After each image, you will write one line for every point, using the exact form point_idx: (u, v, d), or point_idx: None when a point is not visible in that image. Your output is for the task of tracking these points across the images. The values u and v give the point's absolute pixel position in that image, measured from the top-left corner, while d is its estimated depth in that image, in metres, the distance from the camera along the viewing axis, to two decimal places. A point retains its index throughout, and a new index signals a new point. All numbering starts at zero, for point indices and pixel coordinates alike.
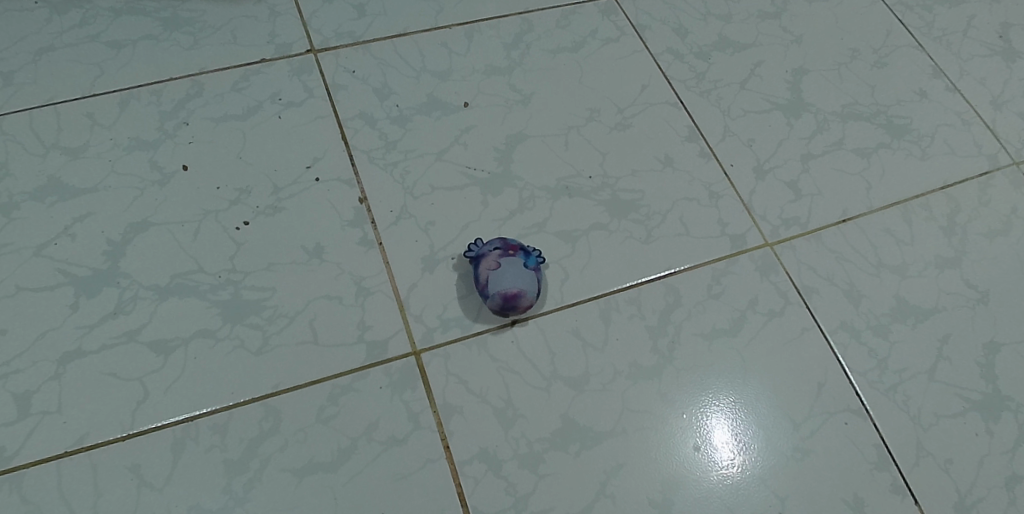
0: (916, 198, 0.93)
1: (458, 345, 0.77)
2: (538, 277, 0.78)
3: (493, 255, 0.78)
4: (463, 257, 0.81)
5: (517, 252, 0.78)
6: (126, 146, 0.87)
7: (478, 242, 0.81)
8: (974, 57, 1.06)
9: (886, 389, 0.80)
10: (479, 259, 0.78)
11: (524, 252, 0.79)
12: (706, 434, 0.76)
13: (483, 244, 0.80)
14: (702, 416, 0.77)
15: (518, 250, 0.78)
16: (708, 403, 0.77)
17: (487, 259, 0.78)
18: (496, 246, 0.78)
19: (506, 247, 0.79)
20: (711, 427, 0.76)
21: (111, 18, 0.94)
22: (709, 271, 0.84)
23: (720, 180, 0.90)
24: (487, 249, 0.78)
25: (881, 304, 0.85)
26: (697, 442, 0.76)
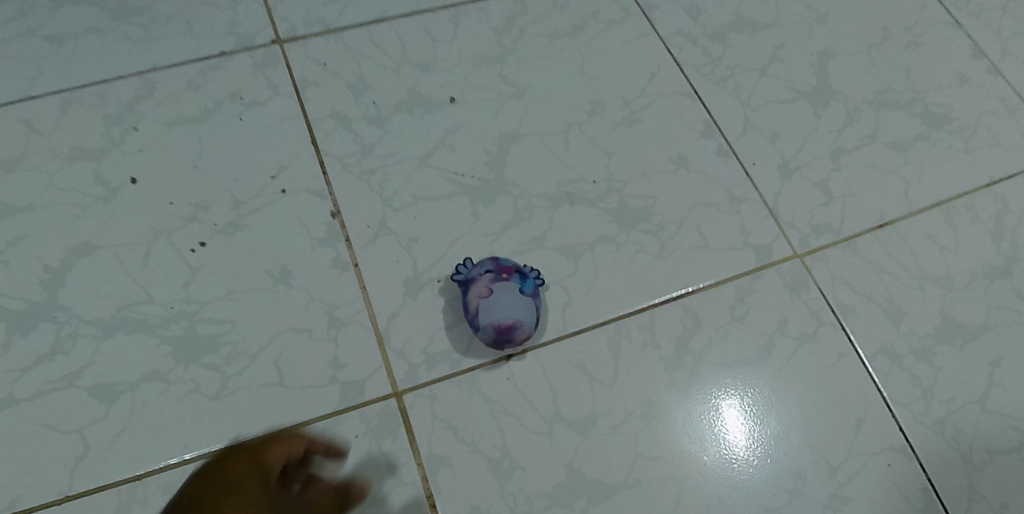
0: (960, 197, 0.82)
1: (445, 384, 0.68)
2: (536, 304, 0.68)
3: (485, 279, 0.68)
4: (450, 281, 0.71)
5: (512, 275, 0.68)
6: (66, 157, 0.76)
7: (467, 263, 0.71)
8: (1018, 34, 0.94)
9: (933, 423, 0.71)
10: (468, 285, 0.68)
11: (520, 275, 0.69)
12: (716, 467, 0.67)
13: (473, 266, 0.70)
14: (712, 447, 0.68)
15: (513, 273, 0.68)
16: (718, 432, 0.68)
17: (477, 284, 0.68)
18: (488, 270, 0.69)
19: (499, 270, 0.69)
20: (722, 458, 0.67)
21: (49, 7, 0.83)
22: (731, 289, 0.74)
23: (741, 182, 0.80)
24: (478, 273, 0.69)
25: (926, 322, 0.75)
26: (706, 476, 0.67)
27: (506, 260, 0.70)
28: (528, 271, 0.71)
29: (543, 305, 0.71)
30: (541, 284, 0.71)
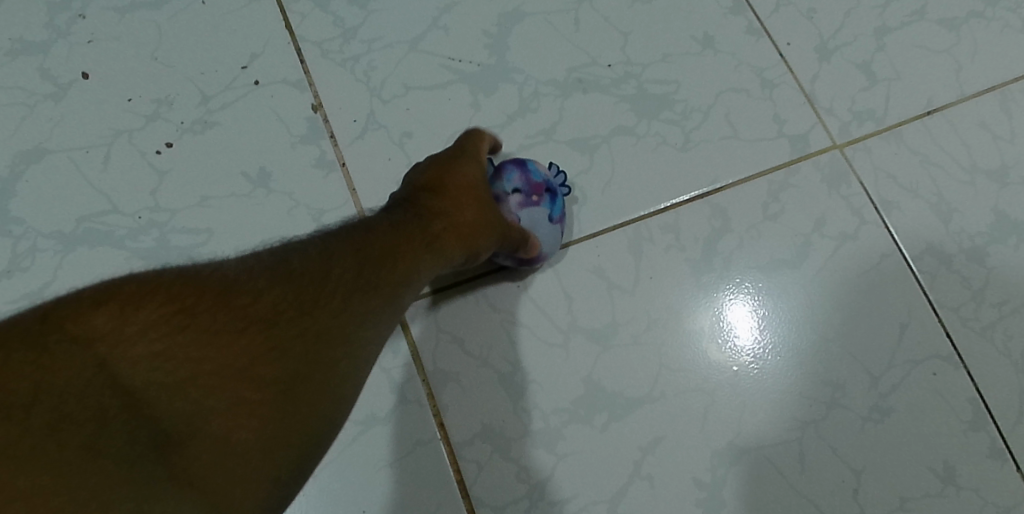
0: (1017, 80, 0.74)
1: (450, 292, 0.61)
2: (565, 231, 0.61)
3: (512, 200, 0.59)
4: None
5: (543, 197, 0.60)
6: (7, 50, 0.66)
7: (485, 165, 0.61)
8: None
9: (983, 328, 0.64)
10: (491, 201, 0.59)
11: (552, 197, 0.60)
12: (725, 365, 0.61)
13: (497, 176, 0.59)
14: (722, 344, 0.62)
15: (546, 194, 0.60)
16: (730, 329, 0.62)
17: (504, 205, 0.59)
18: (516, 187, 0.59)
19: (530, 189, 0.59)
20: (731, 355, 0.61)
21: None
22: (765, 184, 0.66)
23: (774, 65, 0.71)
24: (503, 189, 0.59)
25: (977, 220, 0.68)
26: (715, 376, 0.61)
27: (536, 170, 0.60)
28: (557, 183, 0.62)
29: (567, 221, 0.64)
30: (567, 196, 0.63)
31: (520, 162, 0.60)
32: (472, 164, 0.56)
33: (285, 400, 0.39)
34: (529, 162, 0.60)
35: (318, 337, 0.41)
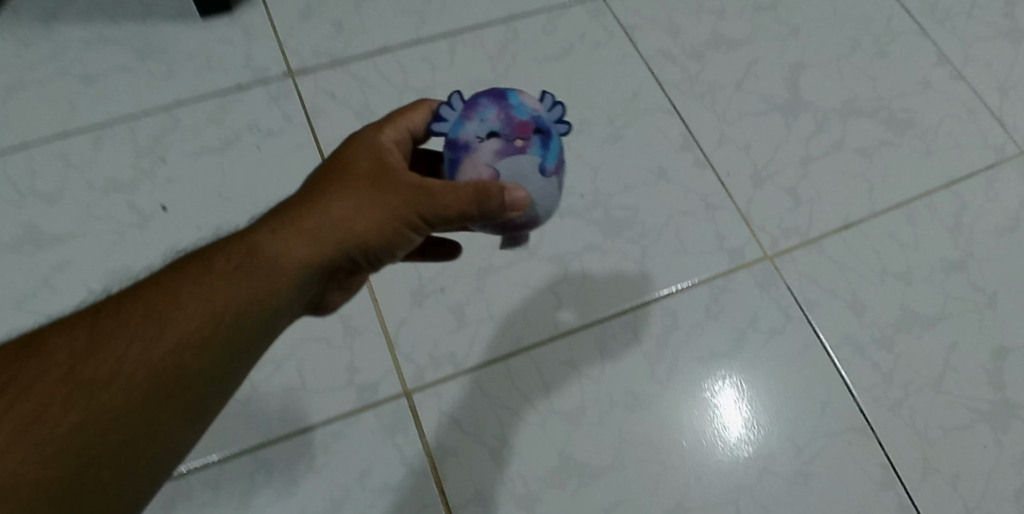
0: (921, 196, 0.90)
1: (450, 382, 0.76)
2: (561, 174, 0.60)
3: (489, 148, 0.57)
4: (434, 123, 0.59)
5: (528, 140, 0.58)
6: (103, 188, 0.84)
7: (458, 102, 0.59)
8: (978, 41, 1.02)
9: (891, 404, 0.78)
10: (464, 152, 0.58)
11: (540, 135, 0.58)
12: (685, 444, 0.75)
13: (471, 117, 0.58)
14: (682, 426, 0.76)
15: (533, 137, 0.58)
16: (687, 413, 0.76)
17: (478, 156, 0.57)
18: (494, 131, 0.58)
19: (515, 135, 0.58)
20: (690, 436, 0.75)
21: (80, 48, 0.92)
22: (708, 289, 0.82)
23: (716, 190, 0.87)
24: (478, 134, 0.58)
25: (886, 315, 0.83)
26: (675, 451, 0.75)
27: (521, 109, 0.58)
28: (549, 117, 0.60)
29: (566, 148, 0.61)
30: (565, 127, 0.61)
31: (499, 98, 0.59)
32: (382, 142, 0.60)
33: (190, 377, 0.52)
34: (513, 99, 0.59)
35: (204, 336, 0.52)
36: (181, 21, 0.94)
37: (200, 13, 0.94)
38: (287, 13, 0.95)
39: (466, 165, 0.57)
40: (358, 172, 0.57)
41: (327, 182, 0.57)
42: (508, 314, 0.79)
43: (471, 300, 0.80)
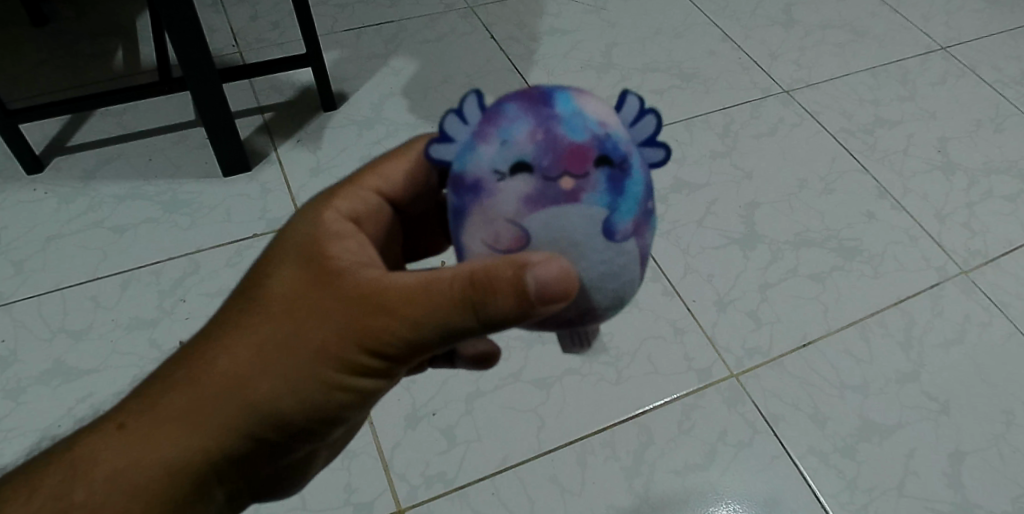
0: (872, 315, 0.98)
1: (441, 500, 0.82)
2: (638, 233, 0.52)
3: (516, 187, 0.50)
4: (447, 143, 0.53)
5: (578, 178, 0.50)
6: (127, 326, 0.93)
7: (488, 111, 0.52)
8: (915, 174, 1.13)
9: (858, 509, 0.84)
10: (491, 195, 0.51)
11: (600, 172, 0.51)
12: None
13: (499, 138, 0.51)
14: None
15: (590, 172, 0.50)
16: None
17: (499, 197, 0.51)
18: (527, 162, 0.50)
19: (560, 171, 0.50)
20: None
21: (115, 204, 1.05)
22: (679, 407, 0.89)
23: (683, 316, 0.96)
24: (501, 165, 0.51)
25: (847, 425, 0.89)
26: None
27: (572, 130, 0.51)
28: (615, 142, 0.52)
29: (649, 180, 0.53)
30: (638, 156, 0.53)
31: (543, 116, 0.51)
32: (332, 226, 0.56)
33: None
34: (566, 118, 0.51)
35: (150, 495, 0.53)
36: (206, 180, 1.08)
37: (224, 173, 1.08)
38: (299, 172, 1.09)
39: (483, 209, 0.51)
40: (300, 277, 0.54)
41: (271, 290, 0.54)
42: (494, 435, 0.86)
43: (460, 422, 0.86)
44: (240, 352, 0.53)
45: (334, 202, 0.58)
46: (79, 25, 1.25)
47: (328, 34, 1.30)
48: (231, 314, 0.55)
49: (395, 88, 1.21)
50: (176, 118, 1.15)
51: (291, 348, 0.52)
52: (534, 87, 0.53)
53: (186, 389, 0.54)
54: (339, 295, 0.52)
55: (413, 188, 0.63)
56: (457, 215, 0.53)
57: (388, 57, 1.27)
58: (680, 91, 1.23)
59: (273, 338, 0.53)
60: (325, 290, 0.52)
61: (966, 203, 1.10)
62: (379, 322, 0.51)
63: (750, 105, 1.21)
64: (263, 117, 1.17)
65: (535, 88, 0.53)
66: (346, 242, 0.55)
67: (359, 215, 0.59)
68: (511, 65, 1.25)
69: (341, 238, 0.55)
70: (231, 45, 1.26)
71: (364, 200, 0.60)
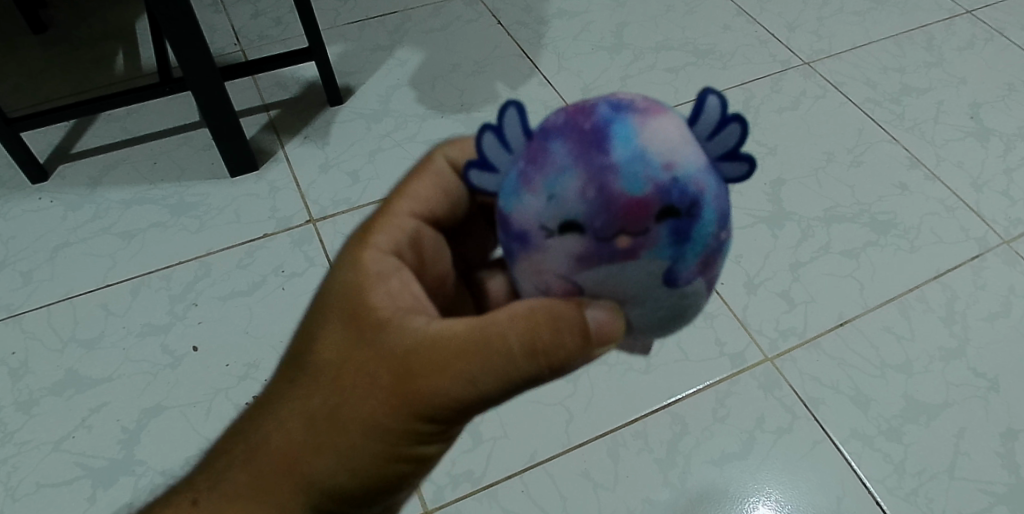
0: (911, 291, 0.93)
1: (468, 500, 0.79)
2: (704, 271, 0.47)
3: (566, 244, 0.45)
4: (477, 170, 0.48)
5: (636, 236, 0.44)
6: (139, 333, 0.91)
7: (536, 149, 0.46)
8: (947, 143, 1.08)
9: (907, 494, 0.80)
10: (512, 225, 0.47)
11: (663, 226, 0.44)
12: None
13: (549, 193, 0.45)
14: None
15: (648, 225, 0.44)
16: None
17: (549, 254, 0.46)
18: (580, 220, 0.44)
19: (615, 231, 0.44)
20: None
21: (122, 209, 1.02)
22: (713, 393, 0.85)
23: (712, 300, 0.92)
24: (548, 214, 0.45)
25: (891, 406, 0.85)
26: None
27: (632, 179, 0.43)
28: (686, 180, 0.44)
29: (723, 208, 0.46)
30: (713, 188, 0.45)
31: (598, 168, 0.44)
32: (372, 271, 0.53)
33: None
34: (623, 164, 0.43)
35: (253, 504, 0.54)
36: (214, 181, 1.05)
37: (231, 174, 1.05)
38: (307, 169, 1.06)
39: (529, 259, 0.47)
40: (355, 345, 0.52)
41: (329, 358, 0.53)
42: (521, 430, 0.83)
43: (485, 419, 0.84)
44: (303, 406, 0.53)
45: (372, 238, 0.55)
46: (78, 31, 1.22)
47: (331, 27, 1.27)
48: (297, 373, 0.54)
49: (402, 80, 1.18)
50: (180, 120, 1.13)
51: (357, 417, 0.51)
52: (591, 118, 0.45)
53: (265, 439, 0.54)
54: (388, 359, 0.50)
55: (455, 201, 0.57)
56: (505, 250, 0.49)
57: (393, 48, 1.23)
58: (696, 69, 1.18)
59: (329, 395, 0.52)
60: (374, 350, 0.51)
61: (1004, 169, 1.05)
62: (427, 381, 0.49)
63: (769, 79, 1.17)
64: (268, 115, 1.14)
65: (591, 124, 0.45)
66: (383, 283, 0.53)
67: (401, 250, 0.55)
68: (520, 51, 1.21)
69: (379, 280, 0.53)
70: (233, 44, 1.23)
71: (400, 230, 0.56)
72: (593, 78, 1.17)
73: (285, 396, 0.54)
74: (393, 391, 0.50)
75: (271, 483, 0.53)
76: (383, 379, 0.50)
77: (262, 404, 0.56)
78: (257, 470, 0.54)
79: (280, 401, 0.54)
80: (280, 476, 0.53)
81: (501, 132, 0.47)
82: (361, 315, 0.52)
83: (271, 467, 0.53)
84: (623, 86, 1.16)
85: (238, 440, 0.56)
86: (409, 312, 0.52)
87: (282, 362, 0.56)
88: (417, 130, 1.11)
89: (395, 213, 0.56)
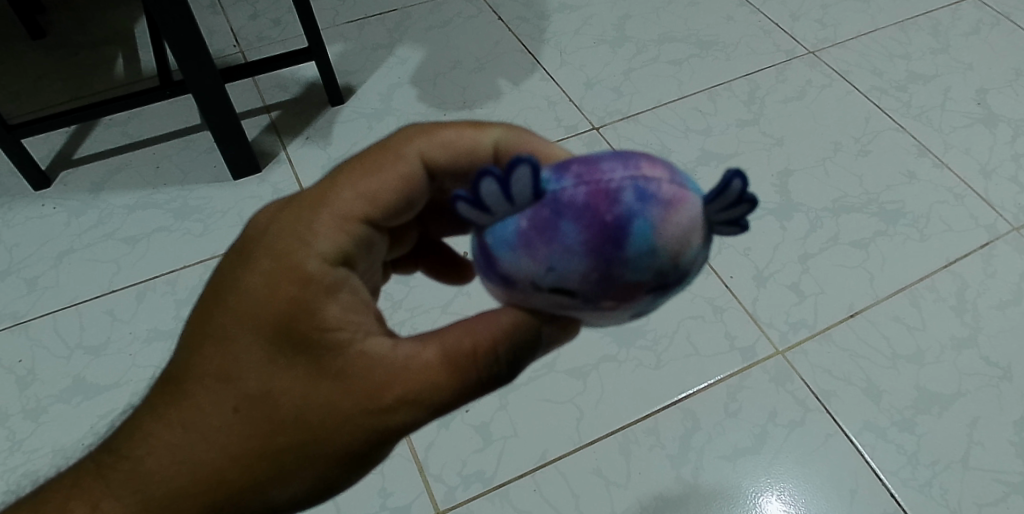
0: (921, 280, 0.92)
1: (480, 500, 0.79)
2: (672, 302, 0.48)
3: (553, 300, 0.44)
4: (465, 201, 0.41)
5: (625, 304, 0.43)
6: (145, 338, 0.90)
7: (545, 219, 0.41)
8: (955, 130, 1.07)
9: (922, 485, 0.79)
10: (506, 265, 0.43)
11: (651, 297, 0.43)
12: None
13: (549, 265, 0.42)
14: None
15: (637, 299, 0.43)
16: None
17: (534, 300, 0.45)
18: (574, 293, 0.43)
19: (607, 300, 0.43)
20: None
21: (125, 214, 1.02)
22: (724, 387, 0.85)
23: (721, 293, 0.91)
24: (543, 280, 0.43)
25: (904, 397, 0.84)
26: None
27: (641, 272, 0.42)
28: (690, 268, 0.43)
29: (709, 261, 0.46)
30: (703, 265, 0.45)
31: (605, 259, 0.41)
32: (322, 287, 0.49)
33: None
34: (633, 256, 0.41)
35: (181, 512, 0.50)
36: (216, 184, 1.05)
37: (234, 177, 1.05)
38: (310, 170, 1.05)
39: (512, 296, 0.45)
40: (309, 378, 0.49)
41: (277, 386, 0.49)
42: (531, 428, 0.83)
43: (495, 418, 0.83)
44: (247, 438, 0.49)
45: (317, 244, 0.49)
46: (77, 35, 1.22)
47: (330, 27, 1.27)
48: (231, 399, 0.49)
49: (403, 78, 1.17)
50: (181, 123, 1.12)
51: (314, 446, 0.49)
52: (609, 210, 0.41)
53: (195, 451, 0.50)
54: (350, 387, 0.49)
55: (414, 203, 0.52)
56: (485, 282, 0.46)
57: (393, 46, 1.22)
58: (700, 61, 1.17)
59: (279, 426, 0.49)
60: (332, 378, 0.49)
61: (1012, 155, 1.04)
62: (391, 410, 0.49)
63: (774, 69, 1.16)
64: (269, 116, 1.13)
65: (610, 214, 0.41)
66: (335, 303, 0.49)
67: (349, 257, 0.50)
68: (521, 46, 1.20)
69: (332, 298, 0.49)
70: (232, 46, 1.23)
71: (350, 235, 0.50)
72: (595, 72, 1.16)
73: (221, 421, 0.49)
74: (355, 421, 0.49)
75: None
76: (344, 409, 0.48)
77: (178, 423, 0.50)
78: (192, 502, 0.50)
79: (213, 427, 0.49)
80: (223, 507, 0.50)
81: (506, 183, 0.41)
82: (316, 341, 0.48)
83: (210, 498, 0.50)
84: (626, 79, 1.15)
85: (154, 463, 0.50)
86: (363, 336, 0.49)
87: (200, 379, 0.50)
88: None
89: (345, 213, 0.50)
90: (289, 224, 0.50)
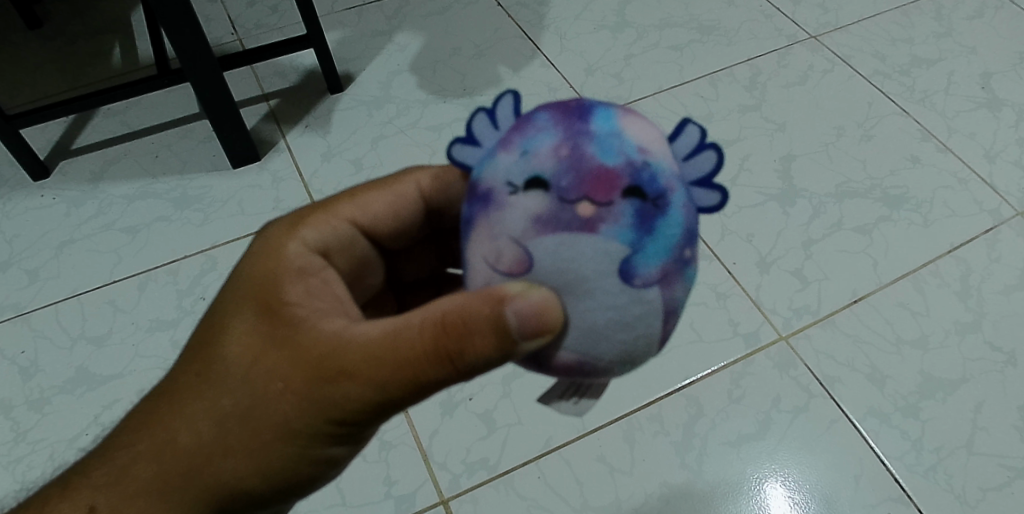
0: (925, 265, 0.92)
1: (485, 488, 0.79)
2: (664, 282, 0.47)
3: (529, 202, 0.46)
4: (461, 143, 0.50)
5: (601, 205, 0.46)
6: (148, 328, 0.90)
7: (522, 120, 0.48)
8: (959, 114, 1.06)
9: (926, 470, 0.79)
10: (484, 179, 0.48)
11: (627, 203, 0.46)
12: None
13: (523, 150, 0.47)
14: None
15: (612, 191, 0.46)
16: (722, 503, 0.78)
17: (509, 211, 0.47)
18: (546, 179, 0.46)
19: (581, 195, 0.46)
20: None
21: (125, 204, 1.01)
22: (727, 374, 0.84)
23: (724, 280, 0.91)
24: (518, 168, 0.47)
25: (908, 383, 0.84)
26: None
27: (609, 154, 0.46)
28: (656, 173, 0.47)
29: (692, 224, 0.48)
30: (680, 191, 0.47)
31: (575, 133, 0.47)
32: (293, 263, 0.53)
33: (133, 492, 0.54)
34: (600, 136, 0.47)
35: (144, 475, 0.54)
36: (216, 173, 1.04)
37: (234, 166, 1.04)
38: (310, 158, 1.05)
39: (488, 223, 0.47)
40: (262, 348, 0.51)
41: (234, 355, 0.52)
42: (534, 416, 0.82)
43: (498, 406, 0.83)
44: (205, 405, 0.52)
45: (300, 231, 0.55)
46: (74, 24, 1.21)
47: (329, 14, 1.26)
48: (195, 366, 0.53)
49: (402, 65, 1.16)
50: (180, 112, 1.11)
51: (257, 416, 0.51)
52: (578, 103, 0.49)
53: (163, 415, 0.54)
54: (296, 356, 0.50)
55: (402, 218, 0.58)
56: (463, 224, 0.49)
57: (392, 33, 1.22)
58: (702, 46, 1.17)
59: (233, 396, 0.52)
60: (281, 348, 0.51)
61: (1017, 139, 1.04)
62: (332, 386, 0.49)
63: (776, 54, 1.15)
64: (269, 105, 1.12)
65: (576, 103, 0.48)
66: (301, 283, 0.52)
67: (329, 250, 0.55)
68: (521, 32, 1.20)
69: (298, 278, 0.53)
70: (230, 33, 1.22)
71: (335, 231, 0.56)
72: (596, 58, 1.15)
73: (188, 388, 0.53)
74: (296, 395, 0.50)
75: (173, 485, 0.53)
76: (286, 377, 0.50)
77: (161, 393, 0.55)
78: (153, 464, 0.53)
79: (181, 393, 0.54)
80: (177, 473, 0.53)
81: (493, 114, 0.50)
82: (274, 311, 0.52)
83: (169, 464, 0.53)
84: (627, 65, 1.14)
85: (134, 425, 0.55)
86: (315, 314, 0.51)
87: (185, 351, 0.55)
88: (420, 115, 1.10)
89: (334, 211, 0.57)
90: (283, 220, 0.56)
